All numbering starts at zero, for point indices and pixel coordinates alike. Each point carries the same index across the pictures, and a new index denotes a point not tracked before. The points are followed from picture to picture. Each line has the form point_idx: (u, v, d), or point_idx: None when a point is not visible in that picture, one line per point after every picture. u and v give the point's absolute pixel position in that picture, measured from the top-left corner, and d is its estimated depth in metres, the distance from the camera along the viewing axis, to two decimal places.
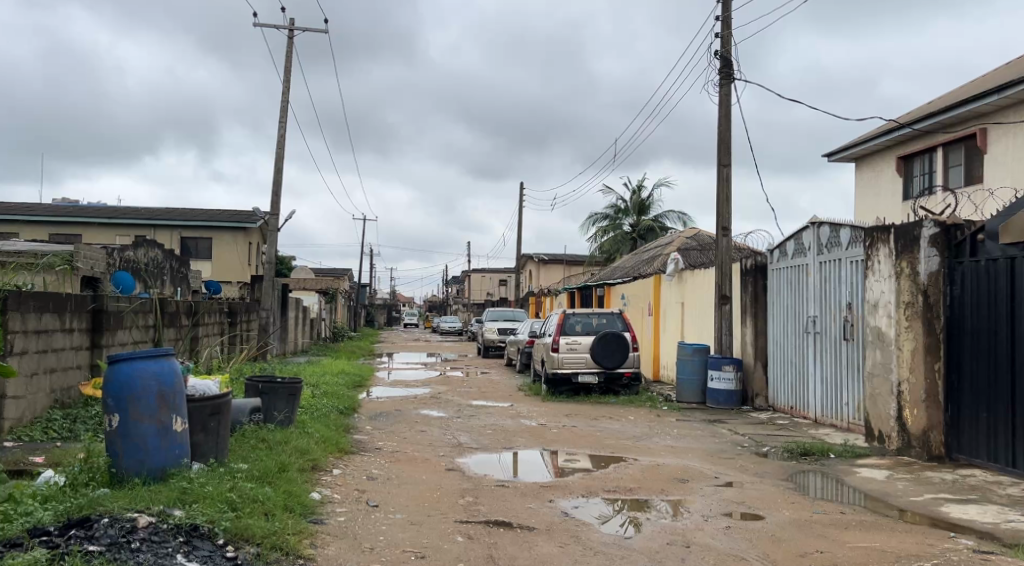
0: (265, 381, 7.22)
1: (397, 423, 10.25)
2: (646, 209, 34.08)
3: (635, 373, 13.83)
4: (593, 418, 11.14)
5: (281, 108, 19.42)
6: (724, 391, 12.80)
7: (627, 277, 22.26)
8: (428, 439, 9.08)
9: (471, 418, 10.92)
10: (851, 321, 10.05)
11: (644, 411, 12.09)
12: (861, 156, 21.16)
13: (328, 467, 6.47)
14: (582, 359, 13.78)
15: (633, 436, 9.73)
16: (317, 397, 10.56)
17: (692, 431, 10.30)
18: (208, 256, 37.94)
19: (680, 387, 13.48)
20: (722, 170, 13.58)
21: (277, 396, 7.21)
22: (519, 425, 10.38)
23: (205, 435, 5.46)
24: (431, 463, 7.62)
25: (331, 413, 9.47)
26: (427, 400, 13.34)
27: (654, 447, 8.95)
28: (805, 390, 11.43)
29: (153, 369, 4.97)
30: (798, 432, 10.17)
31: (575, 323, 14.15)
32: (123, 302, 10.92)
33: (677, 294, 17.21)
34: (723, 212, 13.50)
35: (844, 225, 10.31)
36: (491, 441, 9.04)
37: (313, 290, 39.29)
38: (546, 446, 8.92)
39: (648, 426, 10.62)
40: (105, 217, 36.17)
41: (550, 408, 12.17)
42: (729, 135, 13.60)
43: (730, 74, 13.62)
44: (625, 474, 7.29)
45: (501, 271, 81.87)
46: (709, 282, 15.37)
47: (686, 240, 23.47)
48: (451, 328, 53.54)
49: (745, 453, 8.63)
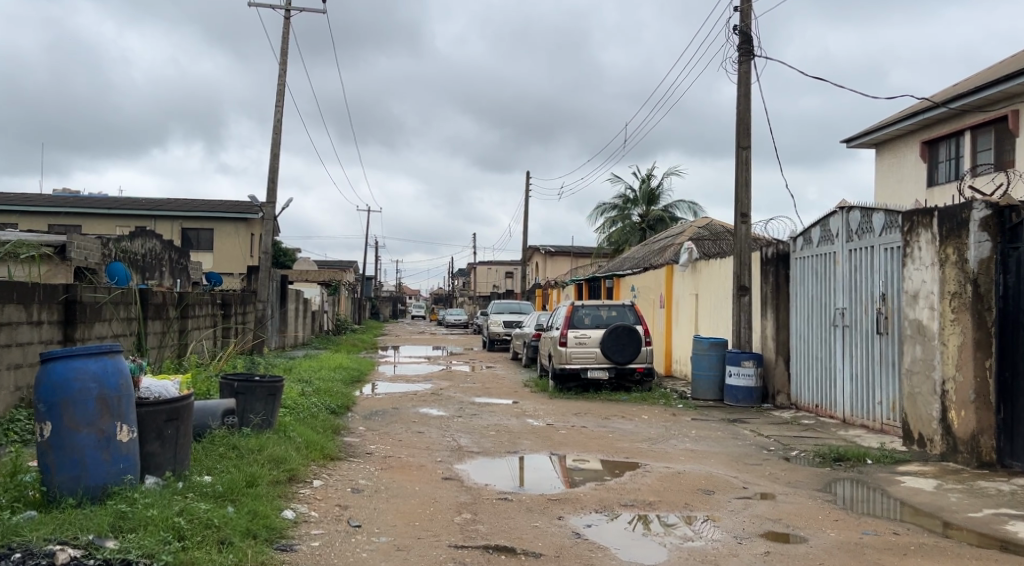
0: (242, 380, 6.48)
1: (392, 423, 9.51)
2: (655, 199, 33.21)
3: (647, 368, 13.06)
4: (605, 417, 10.37)
5: (279, 91, 18.66)
6: (743, 388, 12.03)
7: (637, 267, 21.45)
8: (425, 441, 8.33)
9: (473, 418, 10.18)
10: (885, 314, 9.26)
11: (659, 410, 11.32)
12: (883, 142, 20.30)
13: (307, 478, 5.71)
14: (591, 354, 13.00)
15: (648, 438, 8.97)
16: (307, 395, 9.83)
17: (711, 432, 9.53)
18: (209, 248, 37.30)
19: (696, 383, 12.73)
20: (741, 152, 12.77)
21: (254, 397, 6.47)
22: (525, 425, 9.64)
23: (161, 445, 4.70)
24: (426, 470, 6.86)
25: (320, 413, 8.74)
26: (427, 397, 12.62)
27: (672, 451, 8.18)
28: (832, 388, 10.64)
29: (94, 368, 4.21)
30: (826, 434, 9.40)
31: (584, 315, 13.40)
32: (101, 292, 10.20)
33: (690, 286, 16.43)
34: (742, 197, 12.69)
35: (877, 209, 9.50)
36: (494, 444, 8.30)
37: (316, 282, 38.63)
38: (554, 449, 8.16)
39: (664, 426, 9.85)
40: (104, 208, 35.55)
41: (558, 406, 11.40)
42: (749, 115, 12.77)
43: (750, 50, 12.78)
44: (642, 484, 6.53)
45: (508, 263, 81.19)
46: (726, 272, 14.58)
47: (698, 230, 22.65)
48: (457, 321, 52.89)
49: (773, 458, 7.85)
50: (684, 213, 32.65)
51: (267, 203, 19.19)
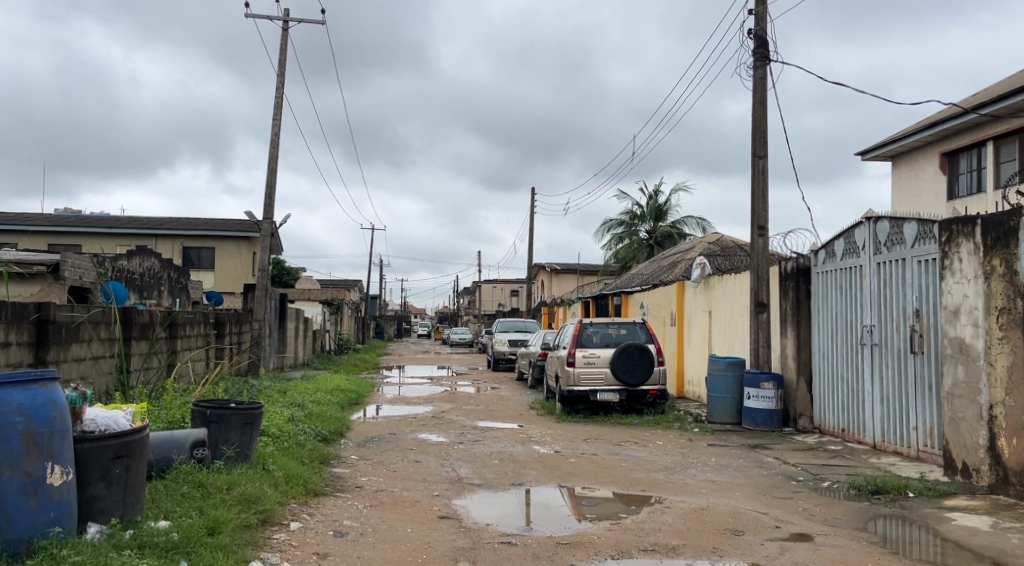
0: (215, 407, 5.82)
1: (388, 450, 8.82)
2: (663, 215, 32.60)
3: (661, 390, 12.36)
4: (616, 444, 9.66)
5: (277, 103, 18.17)
6: (763, 411, 11.32)
7: (645, 284, 20.78)
8: (422, 472, 7.64)
9: (475, 444, 9.49)
10: (920, 331, 8.56)
11: (674, 435, 10.61)
12: (899, 154, 19.66)
13: (284, 520, 5.03)
14: (601, 374, 12.31)
15: (665, 467, 8.26)
16: (296, 420, 9.15)
17: (733, 460, 8.81)
18: (210, 266, 36.78)
19: (712, 406, 12.01)
20: (757, 162, 12.15)
21: (229, 426, 5.81)
22: (530, 452, 8.95)
23: (107, 487, 4.05)
24: (420, 507, 6.17)
25: (308, 440, 8.07)
26: (427, 421, 11.93)
27: (692, 482, 7.47)
28: (859, 411, 9.94)
29: (19, 400, 3.57)
30: (857, 462, 8.67)
31: (593, 334, 12.73)
32: (79, 311, 9.61)
33: (703, 303, 15.76)
34: (759, 209, 12.05)
35: (909, 219, 8.83)
36: (497, 474, 7.60)
37: (318, 301, 38.04)
38: (563, 479, 7.46)
39: (681, 454, 9.13)
40: (105, 226, 35.06)
41: (567, 431, 10.70)
42: (765, 123, 12.16)
43: (766, 55, 12.19)
44: (662, 523, 5.83)
45: (513, 282, 80.57)
46: (741, 288, 13.90)
47: (709, 246, 22.00)
48: (462, 339, 52.25)
49: (804, 490, 7.12)
50: (693, 229, 31.99)
51: (264, 218, 18.61)
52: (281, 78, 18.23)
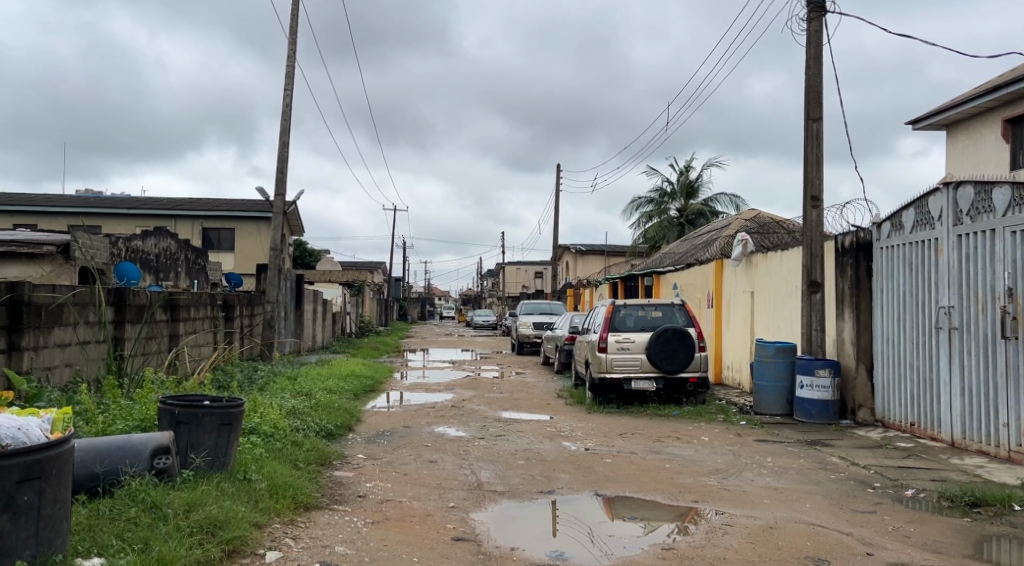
0: (185, 406, 4.85)
1: (400, 448, 7.81)
2: (694, 191, 31.22)
3: (702, 378, 11.24)
4: (657, 440, 8.58)
5: (289, 73, 17.20)
6: (818, 402, 10.20)
7: (678, 263, 19.61)
8: (436, 476, 6.62)
9: (498, 440, 8.46)
10: (1013, 313, 7.42)
11: (720, 430, 9.50)
12: (956, 121, 18.17)
13: (258, 549, 4.04)
14: (636, 361, 11.22)
15: (716, 470, 7.15)
16: (300, 414, 8.19)
17: (793, 461, 7.68)
18: (230, 248, 36.10)
19: (759, 396, 10.89)
20: (811, 125, 10.93)
21: (202, 429, 4.83)
22: (560, 451, 7.89)
23: (12, 521, 3.08)
24: (430, 524, 5.15)
25: (309, 438, 7.08)
26: (446, 411, 10.92)
27: (752, 490, 6.38)
28: (932, 403, 8.78)
29: None
30: (938, 463, 7.53)
31: (627, 316, 11.65)
32: (61, 292, 8.74)
33: (744, 282, 14.60)
34: (813, 177, 10.86)
35: (1000, 184, 7.63)
36: (522, 479, 6.55)
37: (339, 283, 37.23)
38: (599, 485, 6.41)
39: (732, 453, 8.02)
40: (124, 208, 34.39)
41: (600, 425, 9.62)
42: (821, 81, 10.89)
43: (822, 4, 10.89)
44: (725, 548, 4.76)
45: (537, 264, 79.46)
46: (789, 265, 12.72)
47: (746, 223, 20.73)
48: (486, 322, 51.43)
49: (886, 503, 6.02)
50: (727, 206, 30.63)
51: (277, 195, 17.64)
52: (294, 46, 17.23)
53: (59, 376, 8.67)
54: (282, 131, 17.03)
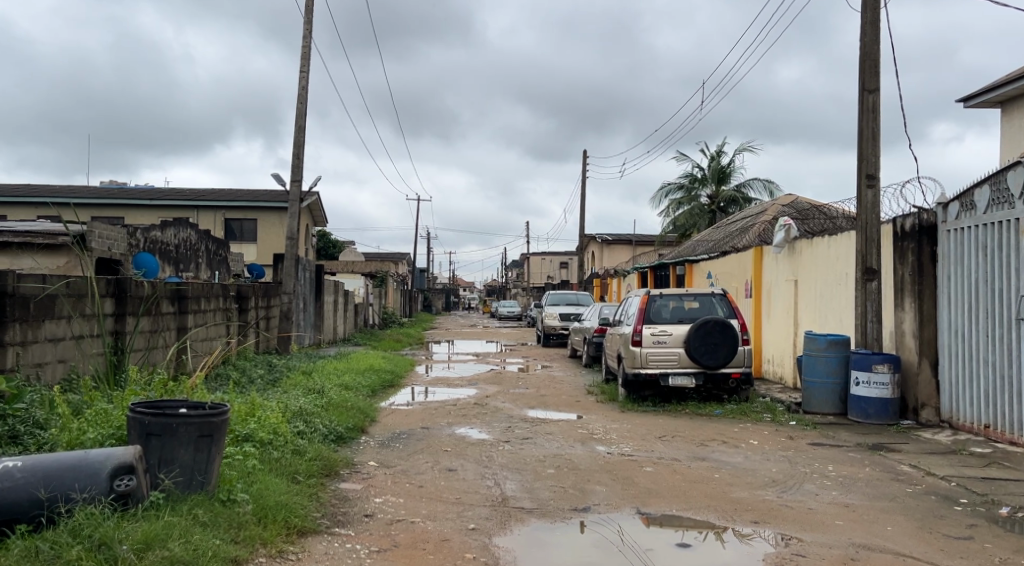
0: (157, 414, 4.10)
1: (416, 454, 7.06)
2: (726, 177, 30.12)
3: (745, 374, 10.36)
4: (701, 444, 7.74)
5: (305, 54, 16.49)
6: (876, 400, 9.28)
7: (713, 251, 18.65)
8: (455, 489, 5.85)
9: (524, 443, 7.68)
10: None
11: (769, 432, 8.63)
12: (1013, 97, 16.89)
13: None
14: (673, 355, 10.36)
15: (772, 482, 6.28)
16: (309, 416, 7.47)
17: (858, 470, 6.79)
18: (252, 239, 35.68)
19: (809, 393, 9.99)
20: (866, 97, 9.96)
21: (177, 442, 4.09)
22: (593, 457, 7.08)
23: None
24: (445, 553, 4.36)
25: (313, 445, 6.34)
26: (469, 409, 10.17)
27: (819, 508, 5.51)
28: (1012, 403, 7.84)
29: None
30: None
31: (662, 307, 10.79)
32: (52, 282, 8.07)
33: (787, 270, 13.65)
34: (869, 154, 9.90)
35: None
36: (553, 493, 5.75)
37: (362, 273, 36.67)
38: (641, 501, 5.58)
39: (786, 460, 7.14)
40: (147, 199, 34.06)
41: (635, 426, 8.80)
42: (878, 49, 9.90)
43: None
44: None
45: (562, 254, 78.50)
46: (839, 251, 11.75)
47: (784, 208, 19.69)
48: (511, 312, 50.73)
49: (982, 525, 5.13)
50: (760, 192, 29.51)
51: (294, 181, 16.96)
52: (310, 25, 16.50)
53: (51, 373, 8.01)
54: (298, 115, 16.34)
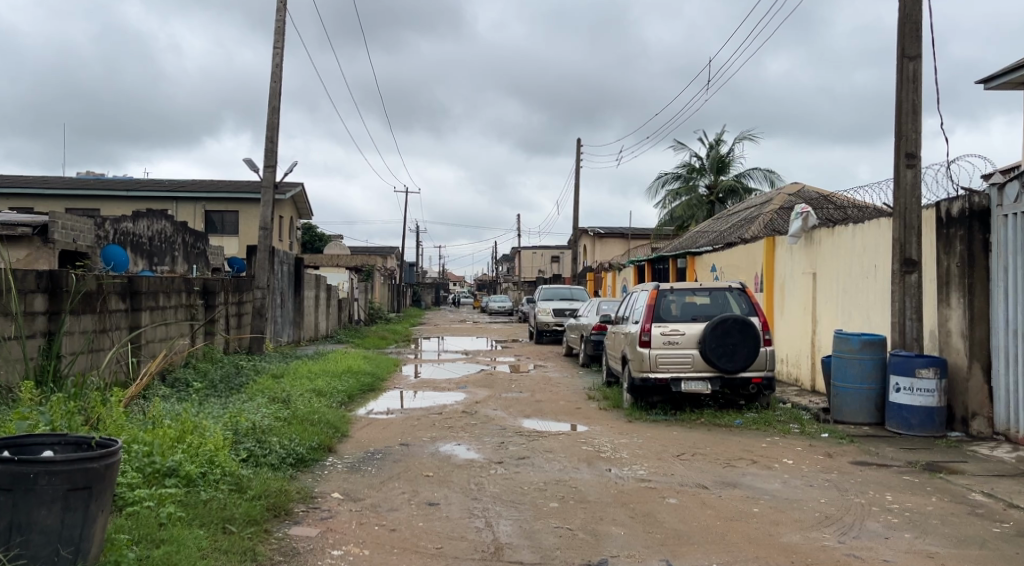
0: (8, 461, 2.88)
1: (391, 481, 5.86)
2: (725, 167, 28.99)
3: (767, 378, 9.21)
4: (728, 466, 6.58)
5: (280, 30, 15.21)
6: (920, 409, 8.15)
7: (716, 244, 17.50)
8: (436, 533, 4.65)
9: (521, 465, 6.51)
10: None
11: (802, 447, 7.47)
12: None
13: None
14: (687, 358, 9.20)
15: (825, 520, 5.10)
16: (262, 435, 6.25)
17: (924, 500, 5.62)
18: (233, 232, 34.27)
19: (840, 400, 8.85)
20: (906, 65, 8.81)
21: (32, 502, 2.88)
22: (605, 484, 5.89)
23: None
24: None
25: (260, 478, 5.11)
26: (457, 419, 8.96)
27: (897, 560, 4.34)
28: None
29: None
30: None
31: (671, 304, 9.62)
32: None
33: (804, 262, 12.50)
34: (909, 130, 8.77)
35: None
36: (558, 540, 4.55)
37: (348, 268, 35.36)
38: (670, 551, 4.41)
39: (833, 487, 5.97)
40: (124, 190, 32.55)
41: (648, 441, 7.63)
42: (919, 11, 8.76)
43: None
44: None
45: (553, 248, 77.25)
46: (867, 240, 10.59)
47: (791, 198, 18.54)
48: (501, 307, 49.51)
49: None
50: (760, 183, 28.47)
51: (268, 167, 15.66)
52: None
53: None
54: (273, 95, 15.05)
